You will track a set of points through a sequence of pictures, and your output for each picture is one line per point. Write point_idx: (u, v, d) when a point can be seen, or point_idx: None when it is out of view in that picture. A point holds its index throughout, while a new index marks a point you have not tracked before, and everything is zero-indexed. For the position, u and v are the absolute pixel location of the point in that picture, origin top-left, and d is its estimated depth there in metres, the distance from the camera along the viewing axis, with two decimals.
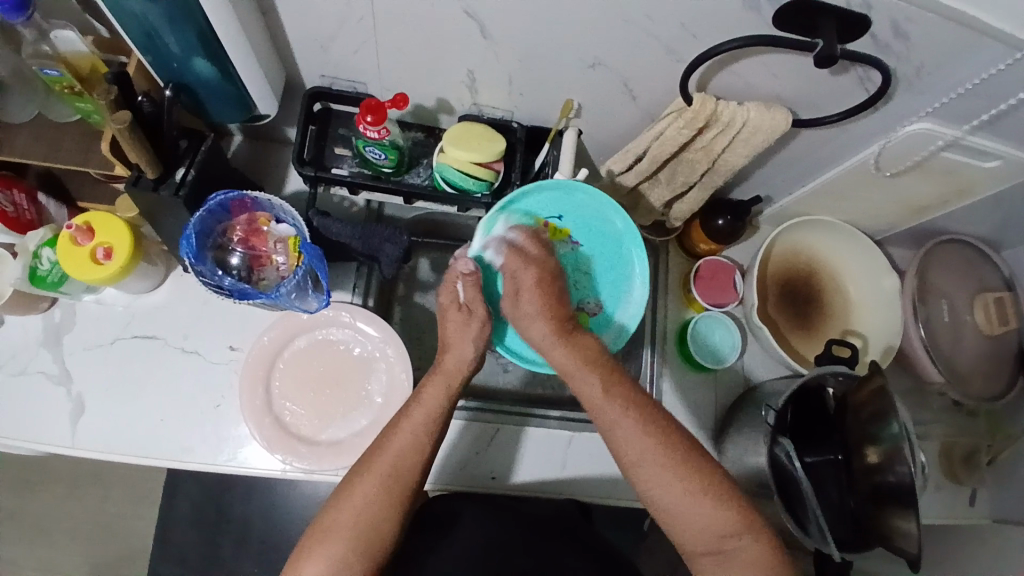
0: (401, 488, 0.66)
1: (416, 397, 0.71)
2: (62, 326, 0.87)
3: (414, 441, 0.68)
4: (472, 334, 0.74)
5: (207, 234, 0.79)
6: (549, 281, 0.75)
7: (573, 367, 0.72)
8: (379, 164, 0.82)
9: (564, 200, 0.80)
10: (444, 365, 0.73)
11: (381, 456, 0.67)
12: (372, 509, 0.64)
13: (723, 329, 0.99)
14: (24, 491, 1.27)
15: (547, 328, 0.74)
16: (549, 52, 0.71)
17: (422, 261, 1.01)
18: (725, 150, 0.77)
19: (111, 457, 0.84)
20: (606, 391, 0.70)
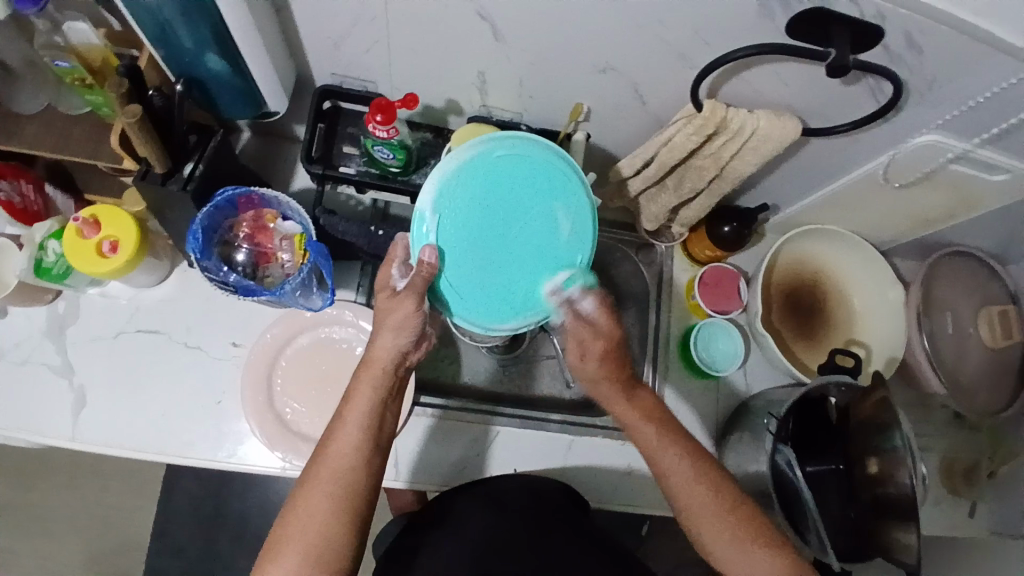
0: (347, 493, 0.62)
1: (348, 395, 0.66)
2: (65, 317, 0.87)
3: (355, 441, 0.64)
4: (405, 327, 0.65)
5: (214, 230, 0.79)
6: (614, 352, 0.69)
7: (633, 420, 0.70)
8: (387, 163, 0.81)
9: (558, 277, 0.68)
10: (372, 357, 0.66)
11: (324, 462, 0.63)
12: (323, 529, 0.61)
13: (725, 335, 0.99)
14: (19, 481, 1.27)
15: (608, 384, 0.70)
16: (561, 56, 0.71)
17: None
18: (733, 157, 0.76)
19: (111, 449, 0.83)
20: (662, 437, 0.69)
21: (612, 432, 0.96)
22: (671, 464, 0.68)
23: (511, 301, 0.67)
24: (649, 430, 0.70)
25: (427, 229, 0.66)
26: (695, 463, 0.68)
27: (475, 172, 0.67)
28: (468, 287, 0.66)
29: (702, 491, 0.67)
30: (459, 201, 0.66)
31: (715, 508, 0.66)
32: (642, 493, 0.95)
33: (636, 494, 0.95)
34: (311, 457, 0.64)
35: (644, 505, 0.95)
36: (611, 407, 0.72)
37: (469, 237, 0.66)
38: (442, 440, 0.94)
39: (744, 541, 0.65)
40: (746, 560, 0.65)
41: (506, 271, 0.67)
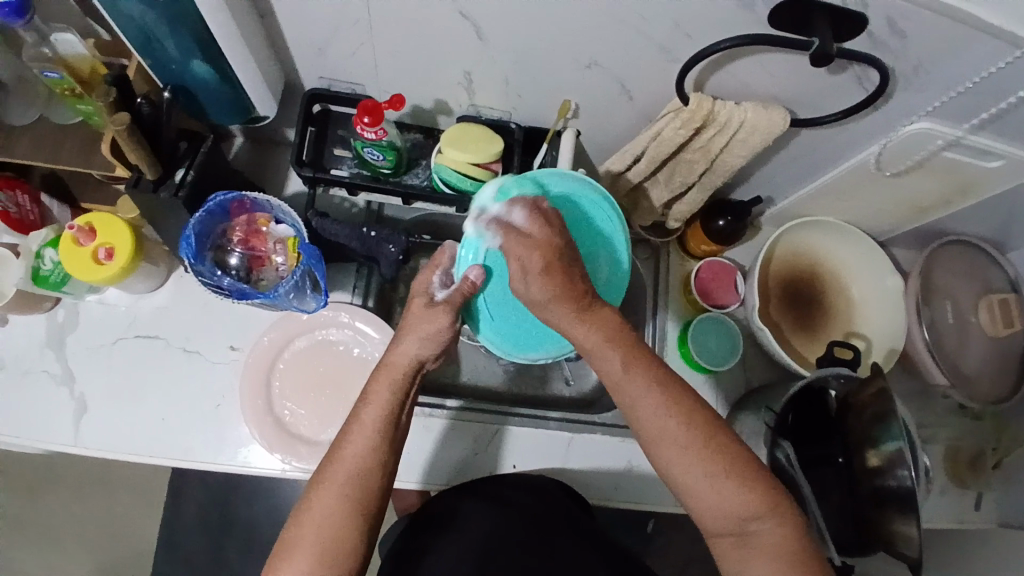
0: (362, 496, 0.62)
1: (365, 397, 0.66)
2: (65, 326, 0.88)
3: (372, 443, 0.64)
4: (428, 336, 0.66)
5: (206, 235, 0.79)
6: (557, 258, 0.61)
7: (597, 346, 0.62)
8: (378, 165, 0.82)
9: None
10: (391, 361, 0.67)
11: (338, 463, 0.63)
12: (336, 530, 0.61)
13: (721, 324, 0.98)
14: (29, 491, 1.29)
15: (562, 305, 0.62)
16: (545, 53, 0.71)
17: (420, 263, 0.98)
18: (722, 150, 0.76)
19: (113, 455, 0.84)
20: (629, 368, 0.60)
21: (612, 429, 0.96)
22: (639, 398, 0.60)
23: (538, 332, 0.74)
24: (598, 339, 0.62)
25: (477, 248, 0.69)
26: (671, 394, 0.60)
27: (536, 207, 0.70)
28: (500, 312, 0.72)
29: (676, 424, 0.59)
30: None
31: (689, 442, 0.59)
32: (646, 490, 0.94)
33: (639, 491, 0.94)
34: (324, 458, 0.64)
35: (649, 502, 0.94)
36: (573, 333, 0.63)
37: (513, 268, 0.71)
38: (445, 441, 0.93)
39: (722, 477, 0.58)
40: (709, 489, 0.58)
41: None
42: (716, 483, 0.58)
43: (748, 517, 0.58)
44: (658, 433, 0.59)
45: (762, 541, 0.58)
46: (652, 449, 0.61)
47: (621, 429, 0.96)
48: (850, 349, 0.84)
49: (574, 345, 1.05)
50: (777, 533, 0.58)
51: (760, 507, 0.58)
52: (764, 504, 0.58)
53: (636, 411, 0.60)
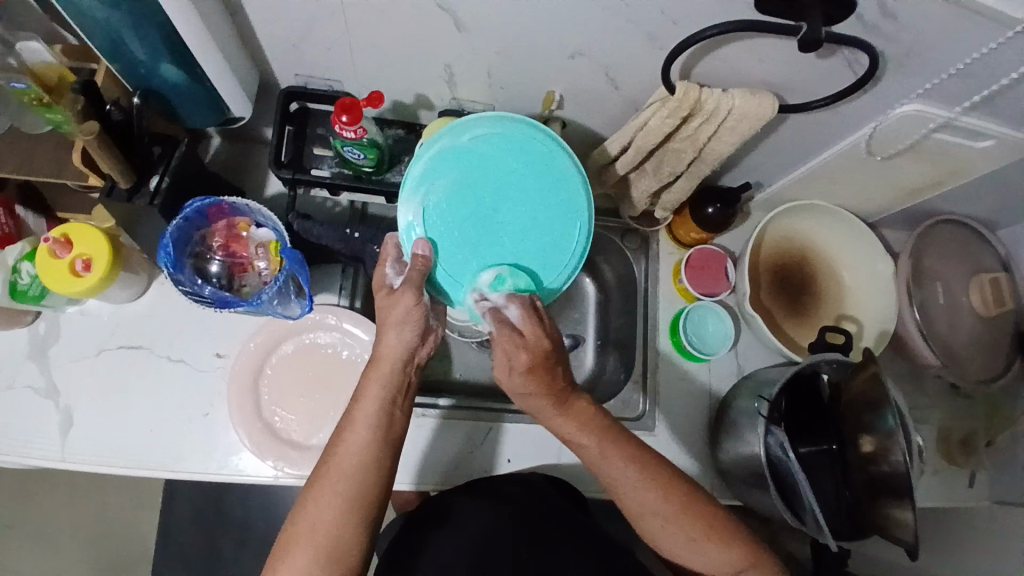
0: (361, 491, 0.62)
1: (358, 394, 0.65)
2: (47, 338, 0.86)
3: (366, 439, 0.63)
4: (410, 322, 0.64)
5: (186, 242, 0.77)
6: (544, 360, 0.62)
7: (570, 431, 0.67)
8: (360, 163, 0.80)
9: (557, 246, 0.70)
10: (380, 354, 0.66)
11: (335, 460, 0.62)
12: (337, 525, 0.61)
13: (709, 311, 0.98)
14: (20, 500, 1.28)
15: (539, 399, 0.65)
16: (527, 43, 0.69)
17: None
18: (711, 138, 0.74)
19: (102, 468, 0.83)
20: (603, 448, 0.66)
21: None
22: (616, 473, 0.66)
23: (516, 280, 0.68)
24: (591, 445, 0.66)
25: (415, 224, 0.67)
26: (659, 486, 0.66)
27: (454, 160, 0.69)
28: (466, 273, 0.67)
29: (652, 497, 0.66)
30: (441, 190, 0.68)
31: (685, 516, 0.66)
32: None
33: None
34: (320, 457, 0.64)
35: None
36: (546, 418, 0.67)
37: (461, 225, 0.68)
38: (437, 440, 0.92)
39: (701, 542, 0.67)
40: (697, 551, 0.67)
41: (505, 252, 0.68)
42: (706, 548, 0.67)
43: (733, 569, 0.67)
44: (640, 513, 0.67)
45: None
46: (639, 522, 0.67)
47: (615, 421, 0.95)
48: (844, 334, 0.84)
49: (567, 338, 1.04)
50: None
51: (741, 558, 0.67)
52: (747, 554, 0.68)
53: (636, 492, 0.66)
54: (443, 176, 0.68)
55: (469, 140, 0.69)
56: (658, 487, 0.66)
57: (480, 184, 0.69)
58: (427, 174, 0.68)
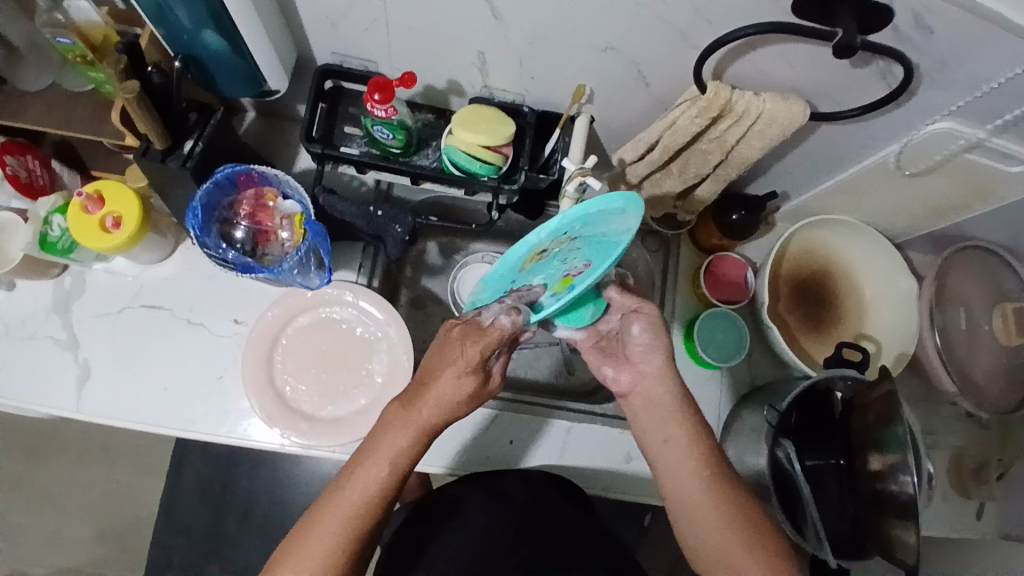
0: (360, 535, 0.61)
1: (380, 431, 0.63)
2: (71, 293, 0.88)
3: (374, 483, 0.62)
4: (464, 379, 0.62)
5: (213, 207, 0.79)
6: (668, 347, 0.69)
7: (683, 454, 0.66)
8: (388, 143, 0.80)
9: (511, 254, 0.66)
10: (419, 396, 0.63)
11: (340, 497, 0.61)
12: (329, 564, 0.60)
13: (724, 316, 0.96)
14: (33, 455, 1.31)
15: (667, 410, 0.68)
16: (561, 34, 0.69)
17: (429, 245, 1.03)
18: (739, 141, 0.74)
19: (115, 423, 0.85)
20: (712, 478, 0.65)
21: (613, 420, 0.96)
22: (704, 513, 0.64)
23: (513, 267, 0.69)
24: (698, 478, 0.65)
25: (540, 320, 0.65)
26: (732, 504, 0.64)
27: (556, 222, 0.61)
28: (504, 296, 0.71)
29: (723, 520, 0.64)
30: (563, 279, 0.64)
31: (750, 552, 0.62)
32: (642, 483, 0.94)
33: (637, 483, 0.94)
34: (331, 483, 0.62)
35: (644, 495, 0.94)
36: (661, 434, 0.68)
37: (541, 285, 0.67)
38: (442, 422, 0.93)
39: (741, 549, 0.62)
40: (745, 564, 0.62)
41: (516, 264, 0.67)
42: (748, 552, 0.62)
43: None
44: (718, 553, 0.63)
45: None
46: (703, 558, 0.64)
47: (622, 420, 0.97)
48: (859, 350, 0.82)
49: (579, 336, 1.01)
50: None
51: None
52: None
53: (695, 523, 0.65)
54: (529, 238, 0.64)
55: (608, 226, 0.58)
56: (731, 510, 0.64)
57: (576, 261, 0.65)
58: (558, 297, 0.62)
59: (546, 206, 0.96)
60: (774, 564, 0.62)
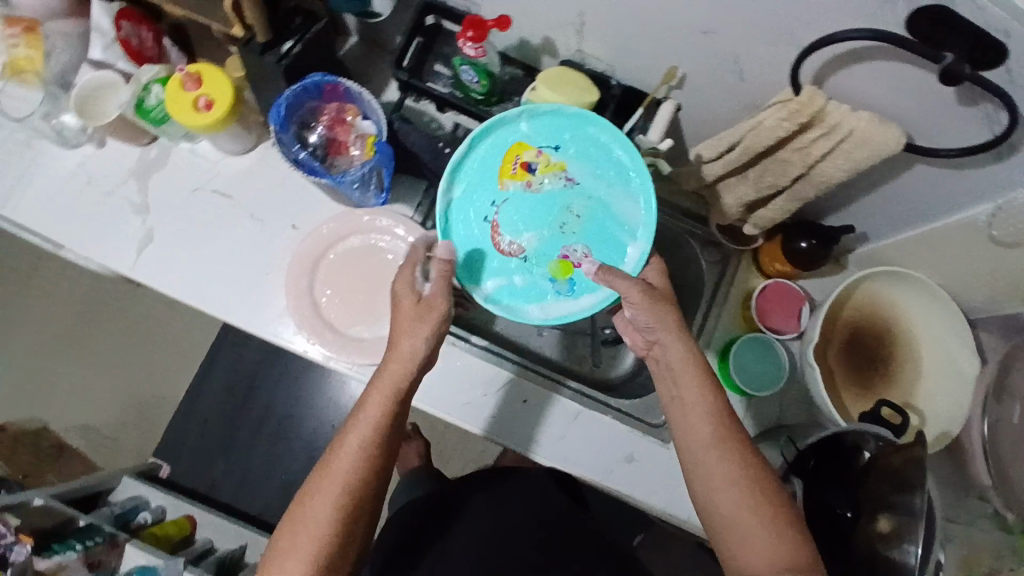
0: (360, 486, 0.65)
1: (366, 393, 0.69)
2: (154, 163, 0.94)
3: (368, 439, 0.67)
4: (423, 328, 0.71)
5: (297, 108, 0.82)
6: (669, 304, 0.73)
7: (692, 407, 0.67)
8: (471, 87, 0.81)
9: (554, 130, 0.77)
10: (395, 358, 0.70)
11: (342, 453, 0.66)
12: (336, 515, 0.64)
13: (767, 347, 0.92)
14: (88, 315, 1.41)
15: (681, 354, 0.70)
16: (663, 9, 0.68)
17: None
18: (824, 158, 0.71)
19: (163, 290, 0.90)
20: (721, 433, 0.65)
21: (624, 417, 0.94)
22: (716, 469, 0.64)
23: (509, 161, 0.78)
24: (705, 428, 0.66)
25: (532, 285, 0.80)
26: (744, 464, 0.63)
27: (542, 135, 0.78)
28: (492, 214, 0.79)
29: (731, 474, 0.63)
30: (552, 225, 0.79)
31: (758, 513, 0.61)
32: (639, 485, 0.92)
33: (634, 484, 0.92)
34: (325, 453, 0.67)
35: (639, 497, 0.92)
36: (673, 386, 0.69)
37: (535, 216, 0.79)
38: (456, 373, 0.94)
39: (754, 517, 0.61)
40: (759, 534, 0.60)
41: (522, 194, 0.79)
42: (756, 524, 0.61)
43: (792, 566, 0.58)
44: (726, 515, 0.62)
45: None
46: (718, 529, 0.63)
47: (633, 420, 0.95)
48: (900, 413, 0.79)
49: (613, 330, 1.07)
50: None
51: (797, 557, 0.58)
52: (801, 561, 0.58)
53: (708, 482, 0.64)
54: (523, 149, 0.78)
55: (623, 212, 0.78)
56: (742, 463, 0.63)
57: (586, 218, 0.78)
58: (545, 295, 0.79)
59: None
60: (782, 527, 0.60)
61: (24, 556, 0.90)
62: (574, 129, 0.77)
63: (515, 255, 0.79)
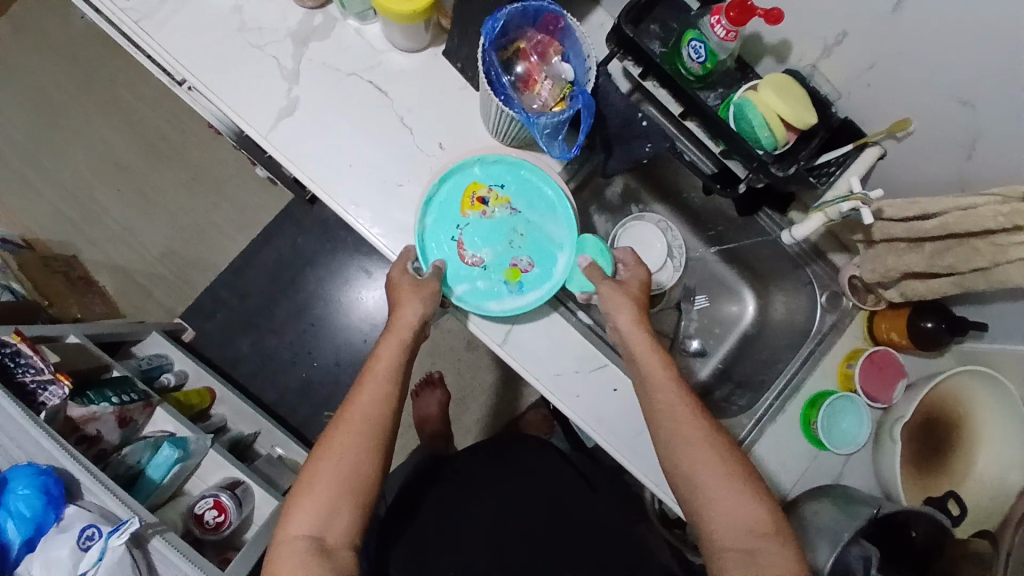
0: (376, 429, 0.74)
1: (376, 352, 0.77)
2: (316, 31, 0.86)
3: (379, 392, 0.75)
4: (425, 296, 0.78)
5: (506, 29, 0.76)
6: (636, 295, 0.83)
7: (651, 376, 0.77)
8: (688, 65, 0.77)
9: (503, 171, 0.87)
10: (400, 322, 0.78)
11: (356, 404, 0.74)
12: (355, 453, 0.72)
13: (860, 414, 0.94)
14: (150, 155, 1.35)
15: (638, 337, 0.80)
16: (941, 64, 0.66)
17: (617, 184, 1.04)
18: (1016, 262, 0.71)
19: (291, 169, 0.84)
20: (678, 398, 0.76)
21: None
22: (686, 438, 0.74)
23: (466, 196, 0.86)
24: (670, 393, 0.76)
25: (488, 290, 0.85)
26: (705, 432, 0.74)
27: (491, 176, 0.87)
28: (457, 234, 0.85)
29: (697, 438, 0.74)
30: (504, 244, 0.86)
31: (732, 487, 0.72)
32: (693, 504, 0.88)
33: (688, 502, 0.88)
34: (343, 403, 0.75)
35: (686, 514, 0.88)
36: (634, 358, 0.79)
37: (489, 235, 0.86)
38: (555, 339, 0.88)
39: (731, 483, 0.72)
40: (736, 503, 0.71)
41: (479, 222, 0.86)
42: (731, 491, 0.71)
43: (760, 533, 0.69)
44: (689, 475, 0.73)
45: (768, 558, 0.68)
46: (685, 492, 0.74)
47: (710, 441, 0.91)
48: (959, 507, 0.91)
49: (698, 343, 1.11)
50: (779, 554, 0.68)
51: (768, 526, 0.70)
52: (773, 527, 0.70)
53: (678, 452, 0.74)
54: (477, 187, 0.86)
55: (562, 230, 0.87)
56: (708, 435, 0.74)
57: (527, 242, 0.87)
58: (500, 295, 0.85)
59: (760, 211, 0.95)
60: (752, 501, 0.71)
61: (57, 400, 0.81)
62: (524, 171, 0.87)
63: (477, 265, 0.85)
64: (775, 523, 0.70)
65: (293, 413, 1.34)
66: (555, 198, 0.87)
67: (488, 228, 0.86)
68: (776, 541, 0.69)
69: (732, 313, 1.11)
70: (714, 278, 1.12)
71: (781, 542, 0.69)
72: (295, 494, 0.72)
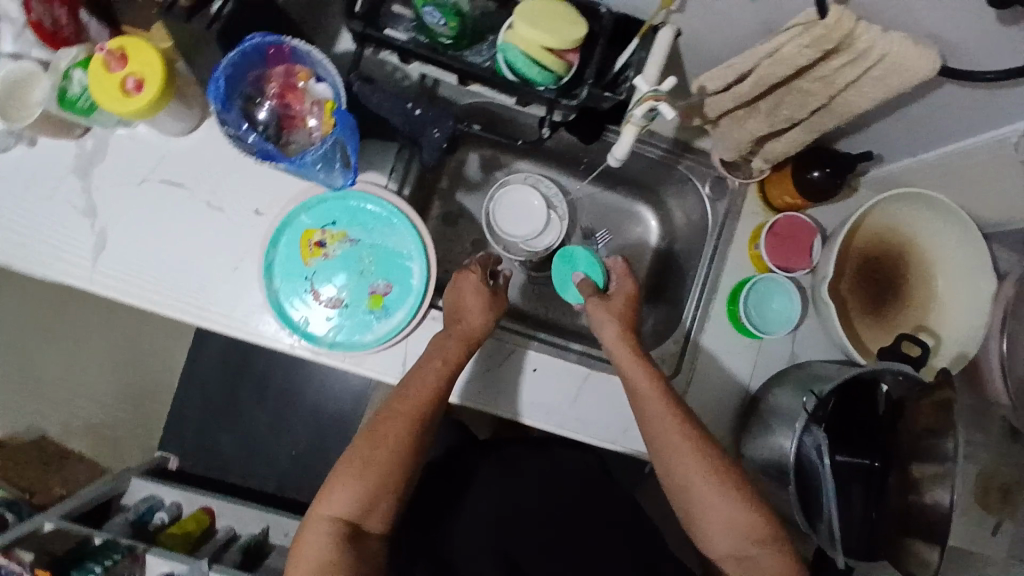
0: (425, 427, 0.72)
1: (435, 350, 0.76)
2: (92, 156, 0.84)
3: (435, 389, 0.73)
4: (487, 308, 0.80)
5: (239, 80, 0.71)
6: (630, 306, 0.83)
7: (639, 391, 0.74)
8: (438, 31, 0.71)
9: (328, 208, 0.85)
10: (467, 324, 0.78)
11: (410, 400, 0.72)
12: (400, 453, 0.70)
13: (785, 291, 0.89)
14: (67, 309, 1.38)
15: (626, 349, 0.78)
16: None
17: (471, 157, 1.03)
18: (849, 87, 0.64)
19: (128, 298, 0.82)
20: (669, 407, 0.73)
21: None
22: (678, 451, 0.70)
23: (303, 244, 0.84)
24: (653, 395, 0.73)
25: (356, 325, 0.84)
26: (702, 448, 0.70)
27: (321, 217, 0.85)
28: (307, 284, 0.84)
29: (680, 443, 0.70)
30: (356, 278, 0.85)
31: (726, 494, 0.68)
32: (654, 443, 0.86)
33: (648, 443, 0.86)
34: (396, 394, 0.73)
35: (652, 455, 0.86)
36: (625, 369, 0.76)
37: (338, 274, 0.85)
38: None
39: (725, 492, 0.68)
40: (725, 507, 0.68)
41: (324, 266, 0.85)
42: (725, 499, 0.68)
43: (753, 539, 0.68)
44: (683, 486, 0.70)
45: (761, 564, 0.67)
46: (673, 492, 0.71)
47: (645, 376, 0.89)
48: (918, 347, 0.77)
49: None
50: (773, 560, 0.67)
51: (762, 531, 0.68)
52: (766, 533, 0.68)
53: (672, 457, 0.71)
54: (310, 234, 0.84)
55: (406, 240, 0.86)
56: (700, 447, 0.70)
57: (377, 265, 0.86)
58: (370, 325, 0.84)
59: (604, 131, 0.88)
60: (748, 507, 0.68)
61: None
62: (349, 199, 0.85)
63: (336, 306, 0.84)
64: (770, 527, 0.67)
65: (295, 485, 1.36)
66: (388, 214, 0.86)
67: (336, 266, 0.85)
68: (766, 546, 0.67)
69: (638, 234, 1.05)
70: (607, 208, 1.06)
71: (775, 549, 0.67)
72: (330, 481, 0.68)
